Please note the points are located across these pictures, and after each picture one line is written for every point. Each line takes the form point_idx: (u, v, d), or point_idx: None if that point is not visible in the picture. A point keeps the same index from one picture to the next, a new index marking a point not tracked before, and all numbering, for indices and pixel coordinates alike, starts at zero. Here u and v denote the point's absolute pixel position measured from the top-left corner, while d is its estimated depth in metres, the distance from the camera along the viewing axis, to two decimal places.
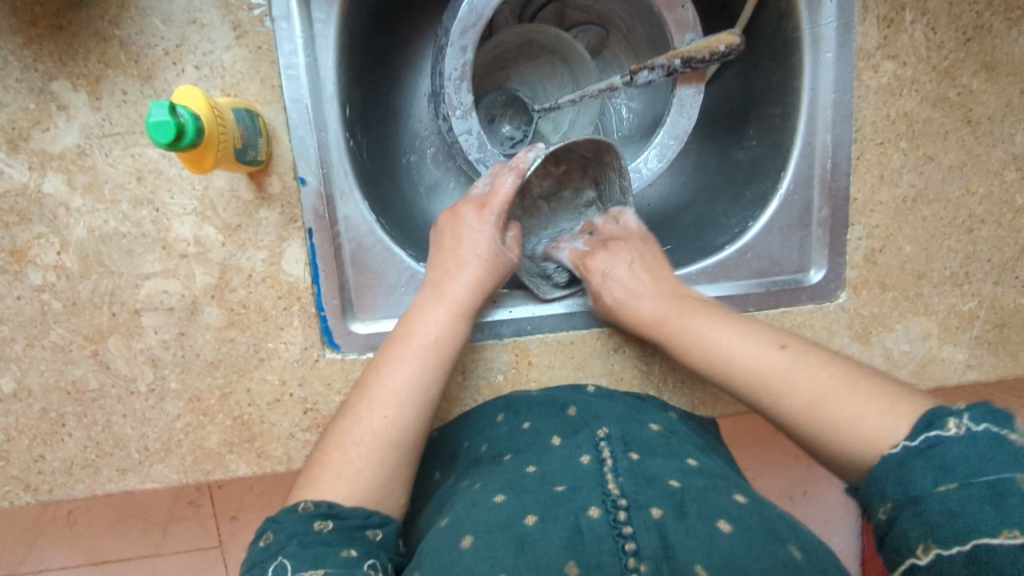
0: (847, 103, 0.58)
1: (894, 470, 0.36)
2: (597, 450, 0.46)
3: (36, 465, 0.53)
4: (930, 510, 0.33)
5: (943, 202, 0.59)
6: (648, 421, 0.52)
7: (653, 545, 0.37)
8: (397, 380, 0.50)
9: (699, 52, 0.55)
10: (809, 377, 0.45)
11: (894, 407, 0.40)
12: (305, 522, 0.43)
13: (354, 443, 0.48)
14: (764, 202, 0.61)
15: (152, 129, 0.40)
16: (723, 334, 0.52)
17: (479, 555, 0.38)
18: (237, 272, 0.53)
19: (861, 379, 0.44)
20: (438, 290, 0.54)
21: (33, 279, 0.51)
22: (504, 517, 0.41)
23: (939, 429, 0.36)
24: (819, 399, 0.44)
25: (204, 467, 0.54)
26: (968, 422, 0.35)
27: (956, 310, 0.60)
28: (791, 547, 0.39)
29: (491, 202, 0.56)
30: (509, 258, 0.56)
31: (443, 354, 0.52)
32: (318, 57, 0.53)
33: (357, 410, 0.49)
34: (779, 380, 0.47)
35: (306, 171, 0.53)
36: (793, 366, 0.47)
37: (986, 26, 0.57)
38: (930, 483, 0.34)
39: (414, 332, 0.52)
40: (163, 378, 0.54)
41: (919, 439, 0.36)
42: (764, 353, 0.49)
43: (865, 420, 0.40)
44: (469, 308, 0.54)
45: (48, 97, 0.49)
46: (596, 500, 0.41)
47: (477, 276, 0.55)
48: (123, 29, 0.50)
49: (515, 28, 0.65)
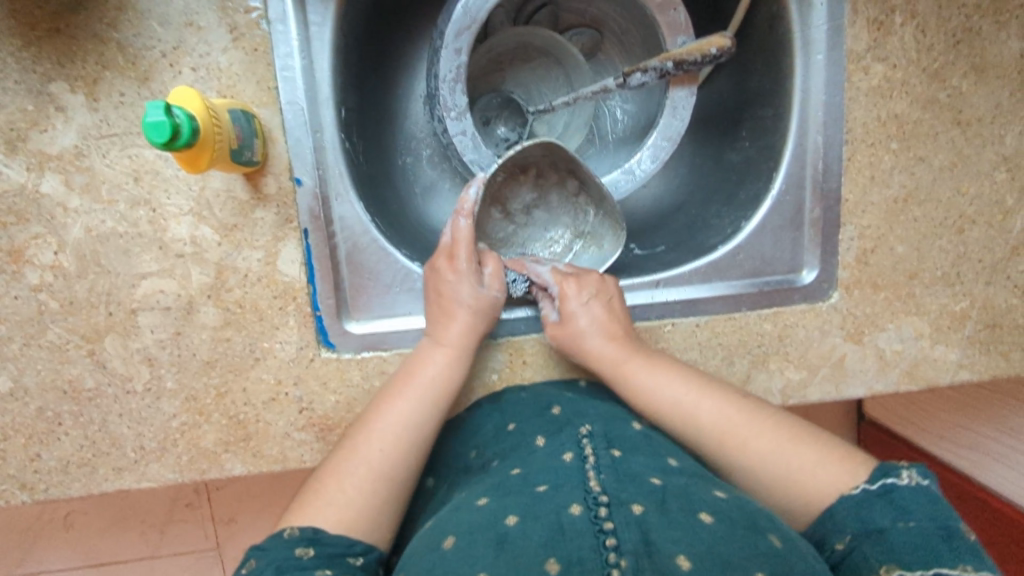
0: (838, 104, 0.58)
1: (854, 508, 0.43)
2: (579, 448, 0.46)
3: (33, 463, 0.54)
4: (893, 539, 0.41)
5: (934, 203, 0.60)
6: (632, 418, 0.52)
7: (634, 539, 0.38)
8: (394, 417, 0.51)
9: (691, 54, 0.56)
10: (765, 430, 0.50)
11: (847, 458, 0.47)
12: (287, 548, 0.43)
13: (350, 472, 0.48)
14: (757, 202, 0.61)
15: (149, 129, 0.41)
16: (676, 380, 0.53)
17: (462, 556, 0.39)
18: (234, 271, 0.53)
19: (808, 432, 0.49)
20: (436, 335, 0.54)
21: (30, 279, 0.52)
22: (486, 519, 0.41)
23: (893, 478, 0.44)
24: (779, 448, 0.48)
25: (200, 465, 0.55)
26: (916, 475, 0.44)
27: (947, 310, 0.61)
28: (771, 539, 0.40)
29: (457, 250, 0.55)
30: (493, 296, 0.56)
31: (442, 394, 0.53)
32: (314, 58, 0.54)
33: (354, 445, 0.50)
34: (741, 431, 0.50)
35: (302, 172, 0.54)
36: (754, 418, 0.50)
37: (975, 29, 0.58)
38: (888, 519, 0.42)
39: (414, 372, 0.53)
40: (160, 377, 0.54)
41: (877, 483, 0.44)
42: (722, 403, 0.51)
43: (827, 473, 0.46)
44: (466, 350, 0.54)
45: (46, 98, 0.50)
46: (578, 498, 0.41)
47: (473, 319, 0.55)
48: (121, 32, 0.50)
49: (511, 31, 0.66)
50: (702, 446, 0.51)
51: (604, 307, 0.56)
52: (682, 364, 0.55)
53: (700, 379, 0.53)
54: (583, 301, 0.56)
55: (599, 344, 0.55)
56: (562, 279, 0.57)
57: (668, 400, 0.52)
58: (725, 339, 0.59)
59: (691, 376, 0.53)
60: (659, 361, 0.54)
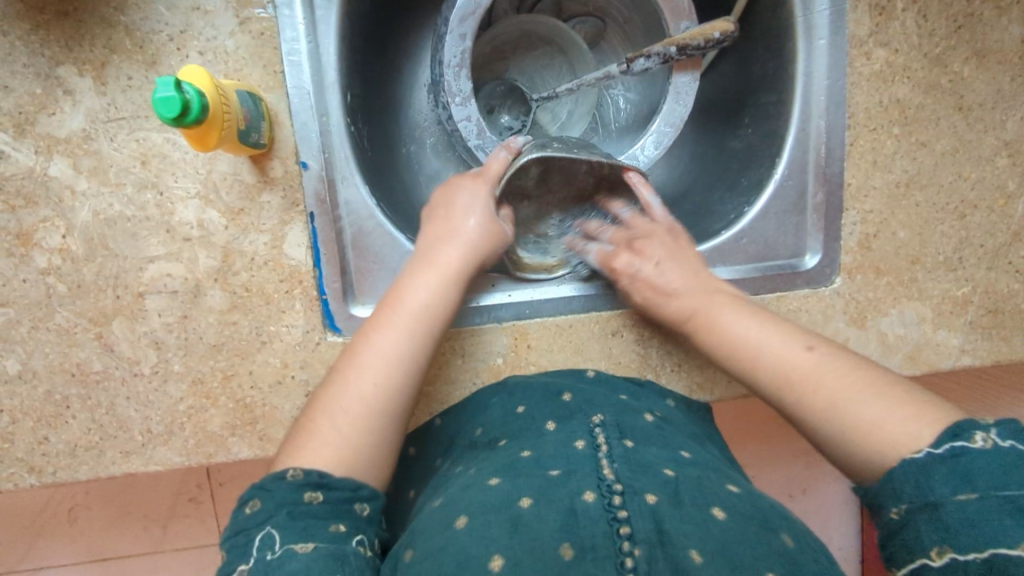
0: (840, 89, 0.59)
1: (915, 474, 0.39)
2: (592, 436, 0.47)
3: (41, 446, 0.54)
4: (948, 516, 0.36)
5: (936, 188, 0.60)
6: (644, 409, 0.52)
7: (647, 528, 0.38)
8: (385, 345, 0.50)
9: (694, 39, 0.56)
10: (832, 382, 0.47)
11: (919, 416, 0.42)
12: (295, 491, 0.43)
13: (341, 418, 0.48)
14: (760, 188, 0.62)
15: (158, 105, 0.41)
16: (752, 327, 0.53)
17: (475, 535, 0.39)
18: (240, 255, 0.54)
19: (892, 388, 0.45)
20: (429, 260, 0.54)
21: (38, 262, 0.52)
22: (499, 500, 0.42)
23: (965, 441, 0.38)
24: (837, 404, 0.46)
25: (206, 449, 0.55)
26: (994, 437, 0.38)
27: (950, 295, 0.61)
28: (783, 537, 0.40)
29: (486, 170, 0.58)
30: (501, 226, 0.57)
31: (432, 321, 0.52)
32: (320, 43, 0.54)
33: (345, 375, 0.49)
34: (806, 380, 0.48)
35: (308, 156, 0.54)
36: (821, 369, 0.48)
37: (976, 14, 0.58)
38: (949, 490, 0.37)
39: (403, 299, 0.52)
40: (167, 361, 0.54)
41: (943, 447, 0.39)
42: (795, 351, 0.50)
43: (888, 430, 0.42)
44: (459, 274, 0.54)
45: (54, 82, 0.50)
46: (591, 485, 0.41)
47: (467, 246, 0.55)
48: (129, 16, 0.51)
49: (514, 19, 0.66)
50: (769, 393, 0.51)
51: (687, 270, 0.58)
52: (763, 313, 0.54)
53: (775, 326, 0.53)
54: (657, 264, 0.58)
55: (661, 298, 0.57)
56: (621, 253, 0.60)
57: (732, 341, 0.53)
58: None
59: (768, 324, 0.53)
60: (742, 313, 0.54)
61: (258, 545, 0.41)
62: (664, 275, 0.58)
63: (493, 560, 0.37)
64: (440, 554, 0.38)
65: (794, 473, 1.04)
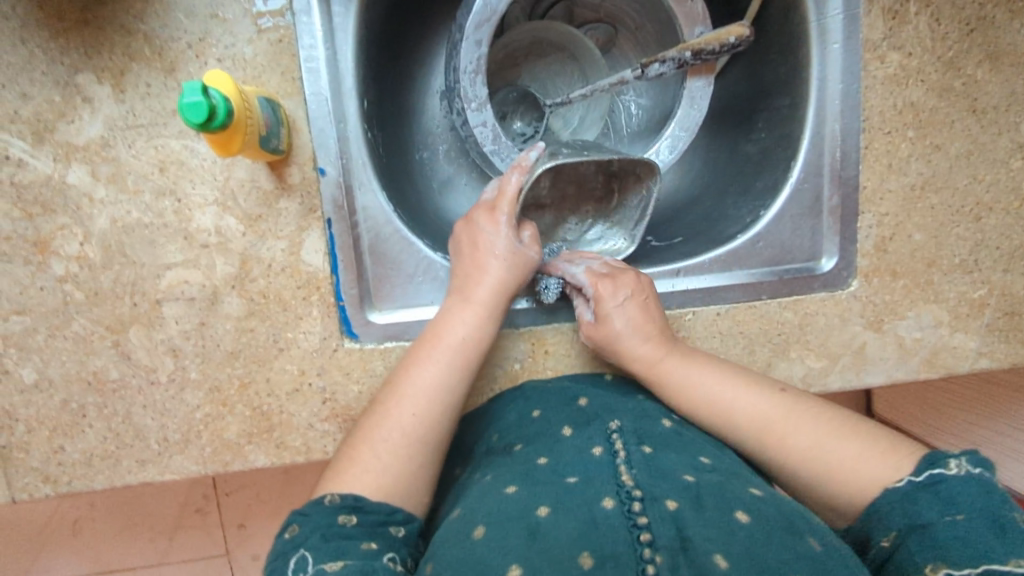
0: (854, 92, 0.59)
1: (901, 503, 0.42)
2: (610, 442, 0.46)
3: (57, 456, 0.53)
4: (938, 535, 0.39)
5: (951, 190, 0.60)
6: (662, 415, 0.52)
7: (669, 535, 0.38)
8: (427, 378, 0.51)
9: (710, 44, 0.57)
10: (803, 430, 0.48)
11: (893, 451, 0.45)
12: (332, 513, 0.43)
13: (383, 438, 0.48)
14: (775, 191, 0.62)
15: (186, 110, 0.41)
16: (711, 377, 0.53)
17: (493, 545, 0.39)
18: (258, 262, 0.54)
19: (857, 427, 0.48)
20: (466, 295, 0.54)
21: (56, 270, 0.52)
22: (517, 509, 0.41)
23: (941, 468, 0.42)
24: (818, 444, 0.47)
25: (223, 458, 0.55)
26: (967, 464, 0.41)
27: (966, 298, 0.61)
28: (810, 541, 0.39)
29: (500, 204, 0.55)
30: (530, 257, 0.55)
31: (472, 355, 0.52)
32: (338, 50, 0.54)
33: (386, 408, 0.50)
34: (779, 426, 0.49)
35: (325, 162, 0.54)
36: (786, 416, 0.49)
37: (989, 17, 0.58)
38: (936, 514, 0.40)
39: (444, 333, 0.52)
40: (183, 368, 0.54)
41: (923, 475, 0.42)
42: (759, 399, 0.51)
43: (867, 470, 0.45)
44: (497, 309, 0.54)
45: (73, 90, 0.50)
46: (610, 492, 0.41)
47: (502, 277, 0.54)
48: (148, 23, 0.51)
49: (526, 25, 0.67)
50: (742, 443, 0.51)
51: (637, 307, 0.55)
52: (715, 360, 0.55)
53: (731, 373, 0.53)
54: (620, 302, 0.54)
55: (630, 343, 0.54)
56: (596, 280, 0.55)
57: (699, 394, 0.52)
58: (746, 328, 0.59)
59: (722, 369, 0.53)
60: (698, 360, 0.54)
61: (293, 568, 0.40)
62: (627, 316, 0.54)
63: (513, 569, 0.37)
64: (459, 564, 0.38)
65: None
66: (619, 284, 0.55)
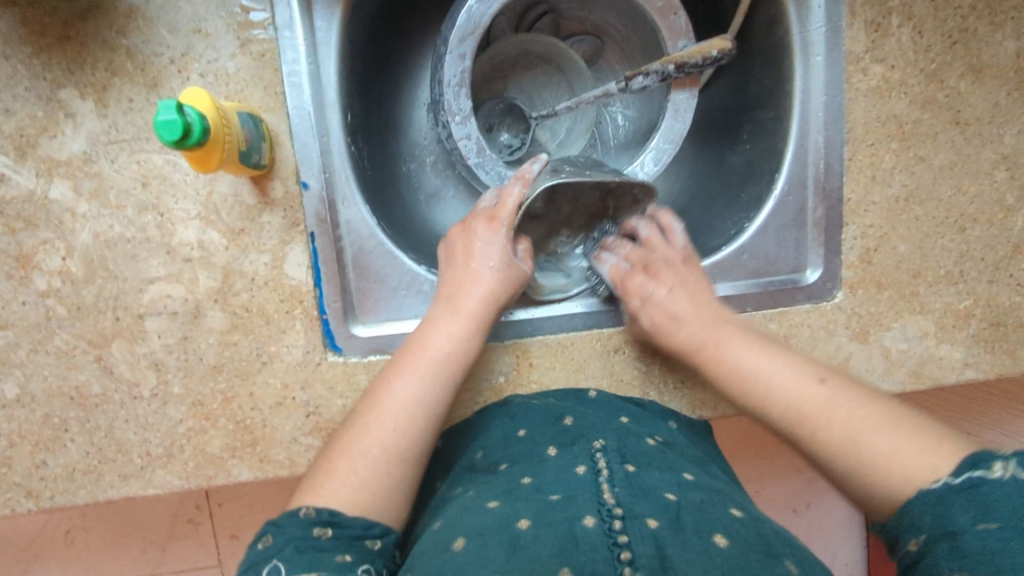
0: (838, 105, 0.59)
1: (933, 507, 0.38)
2: (593, 461, 0.46)
3: (39, 470, 0.53)
4: (967, 542, 0.36)
5: (935, 202, 0.60)
6: (646, 434, 0.52)
7: (648, 554, 0.37)
8: (407, 392, 0.50)
9: (692, 57, 0.57)
10: (847, 412, 0.46)
11: (935, 447, 0.42)
12: (304, 527, 0.43)
13: (361, 453, 0.48)
14: (760, 203, 0.62)
15: (161, 128, 0.41)
16: (765, 360, 0.52)
17: (473, 556, 0.38)
18: (241, 275, 0.54)
19: (898, 419, 0.45)
20: (453, 306, 0.54)
21: (38, 285, 0.52)
22: (497, 523, 0.41)
23: (983, 470, 0.38)
24: (854, 437, 0.45)
25: (206, 471, 0.54)
26: (1012, 467, 0.37)
27: (952, 308, 0.61)
28: (787, 564, 0.39)
29: (499, 214, 0.56)
30: (522, 269, 0.56)
31: (456, 366, 0.52)
32: (321, 64, 0.55)
33: (365, 420, 0.49)
34: (818, 412, 0.47)
35: (308, 176, 0.54)
36: (834, 402, 0.47)
37: (970, 30, 0.59)
38: (968, 520, 0.36)
39: (427, 346, 0.52)
40: (166, 382, 0.54)
41: (962, 477, 0.38)
42: (804, 383, 0.49)
43: (903, 460, 0.42)
44: (483, 321, 0.54)
45: (55, 105, 0.51)
46: (591, 510, 0.41)
47: (491, 287, 0.54)
48: (131, 39, 0.51)
49: (512, 38, 0.67)
50: (779, 426, 0.50)
51: (689, 295, 0.57)
52: (768, 343, 0.54)
53: (786, 360, 0.51)
54: (670, 289, 0.58)
55: (669, 329, 0.56)
56: (626, 276, 0.59)
57: (739, 373, 0.52)
58: None
59: (771, 352, 0.52)
60: (744, 339, 0.54)
61: None
62: (676, 301, 0.57)
63: None
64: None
65: (798, 488, 1.03)
66: (661, 276, 0.59)
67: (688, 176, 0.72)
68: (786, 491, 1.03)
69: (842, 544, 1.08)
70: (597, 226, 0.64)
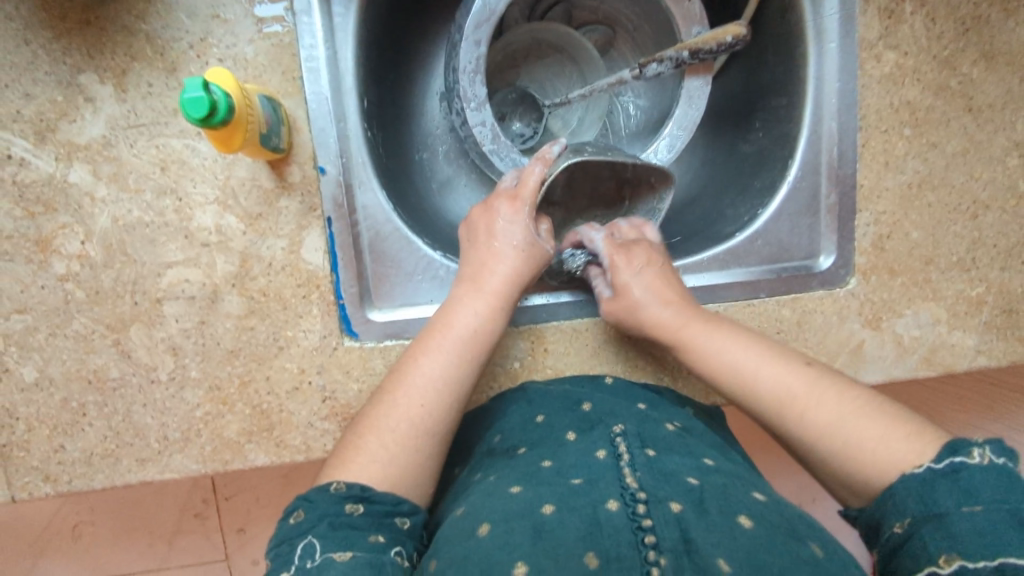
0: (851, 91, 0.59)
1: (916, 489, 0.40)
2: (613, 445, 0.46)
3: (57, 455, 0.53)
4: (955, 526, 0.37)
5: (947, 188, 0.61)
6: (664, 420, 0.52)
7: (673, 537, 0.38)
8: (432, 370, 0.50)
9: (707, 44, 0.57)
10: (827, 400, 0.47)
11: (917, 435, 0.43)
12: (338, 503, 0.43)
13: (390, 428, 0.48)
14: (773, 190, 0.62)
15: (187, 104, 0.41)
16: (744, 348, 0.53)
17: (498, 542, 0.39)
18: (258, 260, 0.54)
19: (881, 405, 0.46)
20: (478, 283, 0.54)
21: (57, 269, 0.52)
22: (523, 508, 0.41)
23: (962, 456, 0.39)
24: (839, 421, 0.46)
25: (223, 456, 0.55)
26: (991, 453, 0.38)
27: (964, 295, 0.61)
28: (811, 547, 0.40)
29: (521, 193, 0.56)
30: (546, 249, 0.56)
31: (481, 346, 0.52)
32: (338, 50, 0.55)
33: (392, 397, 0.50)
34: (799, 399, 0.48)
35: (325, 161, 0.54)
36: (816, 388, 0.48)
37: (983, 17, 0.59)
38: (954, 503, 0.38)
39: (453, 324, 0.52)
40: (184, 367, 0.54)
41: (942, 462, 0.40)
42: (786, 372, 0.50)
43: (888, 447, 0.43)
44: (508, 299, 0.54)
45: (75, 89, 0.51)
46: (615, 494, 0.41)
47: (515, 267, 0.55)
48: (150, 24, 0.51)
49: (525, 27, 0.68)
50: (761, 412, 0.51)
51: (657, 277, 0.57)
52: (744, 330, 0.55)
53: (767, 351, 0.52)
54: (637, 272, 0.57)
55: (655, 309, 0.55)
56: (613, 250, 0.58)
57: (722, 360, 0.53)
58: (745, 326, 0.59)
59: (748, 341, 0.53)
60: (722, 329, 0.54)
61: (299, 554, 0.41)
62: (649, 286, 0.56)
63: (519, 566, 0.37)
64: (464, 561, 0.38)
65: (805, 481, 1.03)
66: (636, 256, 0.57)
67: (699, 166, 0.72)
68: (793, 484, 1.03)
69: (849, 538, 1.07)
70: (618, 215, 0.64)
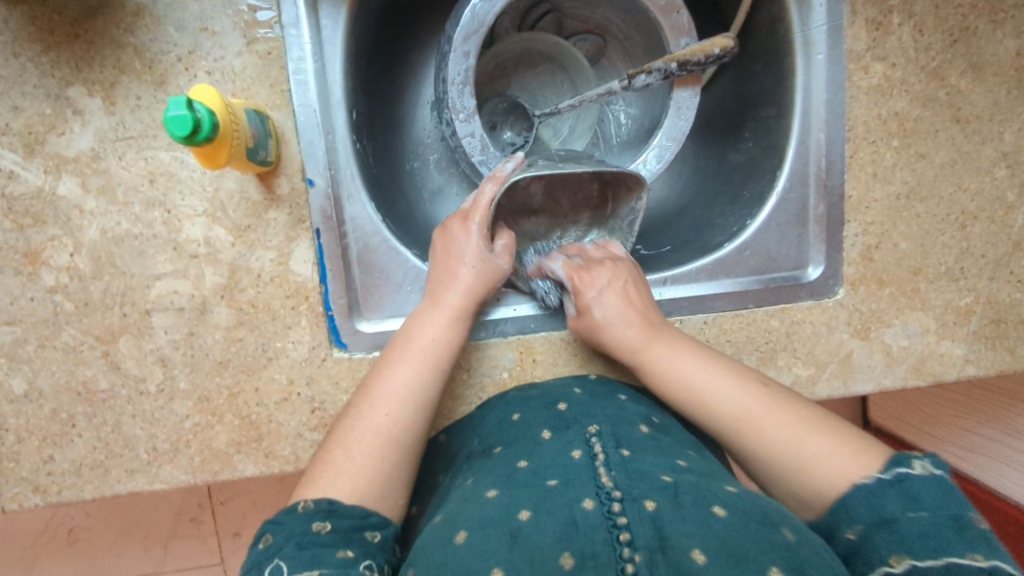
0: (839, 102, 0.59)
1: (866, 498, 0.42)
2: (588, 445, 0.46)
3: (46, 466, 0.54)
4: (903, 529, 0.40)
5: (936, 199, 0.61)
6: (639, 420, 0.52)
7: (647, 535, 0.37)
8: (398, 382, 0.51)
9: (694, 55, 0.57)
10: (782, 417, 0.49)
11: (862, 451, 0.46)
12: (305, 522, 0.43)
13: (357, 440, 0.48)
14: (761, 200, 0.62)
15: (170, 124, 0.41)
16: (702, 367, 0.53)
17: (475, 549, 0.38)
18: (246, 271, 0.54)
19: (831, 423, 0.48)
20: (436, 297, 0.54)
21: (46, 280, 0.52)
22: (500, 513, 0.41)
23: (905, 467, 0.43)
24: (796, 436, 0.48)
25: (212, 467, 0.55)
26: (928, 464, 0.43)
27: (953, 305, 0.61)
28: (784, 533, 0.40)
29: (473, 213, 0.56)
30: (499, 264, 0.56)
31: (442, 354, 0.53)
32: (326, 62, 0.55)
33: (358, 410, 0.50)
34: (757, 416, 0.49)
35: (314, 173, 0.55)
36: (770, 406, 0.50)
37: (971, 28, 0.59)
38: (899, 508, 0.41)
39: (414, 336, 0.53)
40: (173, 378, 0.54)
41: (889, 473, 0.43)
42: (742, 390, 0.51)
43: (839, 462, 0.45)
44: (464, 309, 0.54)
45: (64, 103, 0.51)
46: (590, 492, 0.41)
47: (468, 281, 0.55)
48: (139, 37, 0.51)
49: (515, 37, 0.68)
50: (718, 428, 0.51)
51: (620, 298, 0.56)
52: (704, 349, 0.55)
53: (721, 366, 0.53)
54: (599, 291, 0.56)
55: (616, 328, 0.55)
56: (574, 271, 0.57)
57: (685, 380, 0.53)
58: (734, 336, 0.60)
59: (710, 361, 0.53)
60: (681, 346, 0.55)
61: None
62: (617, 305, 0.56)
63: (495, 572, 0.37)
64: (440, 569, 0.38)
65: None
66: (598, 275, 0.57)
67: (689, 175, 0.72)
68: None
69: None
70: (601, 220, 0.63)
